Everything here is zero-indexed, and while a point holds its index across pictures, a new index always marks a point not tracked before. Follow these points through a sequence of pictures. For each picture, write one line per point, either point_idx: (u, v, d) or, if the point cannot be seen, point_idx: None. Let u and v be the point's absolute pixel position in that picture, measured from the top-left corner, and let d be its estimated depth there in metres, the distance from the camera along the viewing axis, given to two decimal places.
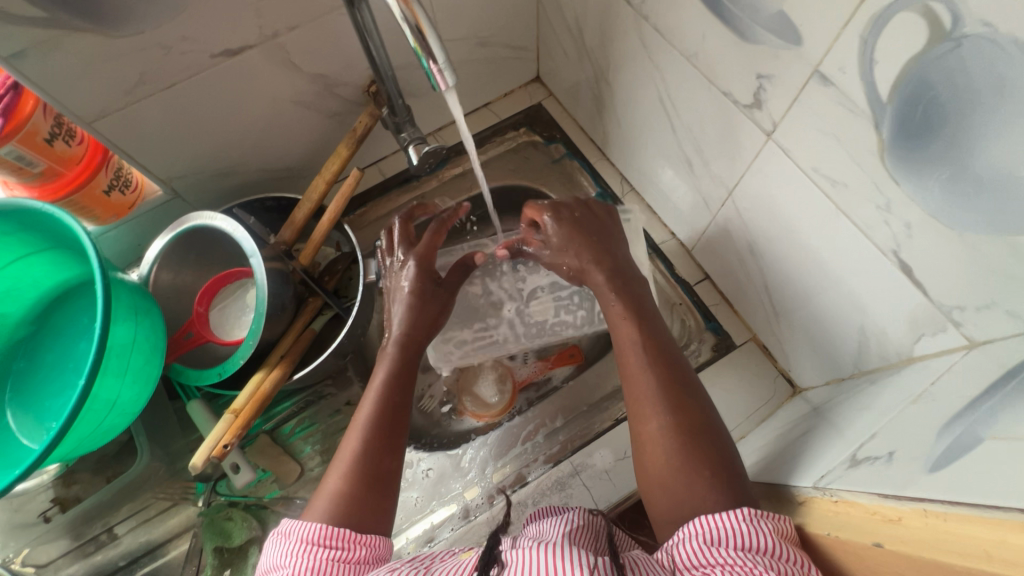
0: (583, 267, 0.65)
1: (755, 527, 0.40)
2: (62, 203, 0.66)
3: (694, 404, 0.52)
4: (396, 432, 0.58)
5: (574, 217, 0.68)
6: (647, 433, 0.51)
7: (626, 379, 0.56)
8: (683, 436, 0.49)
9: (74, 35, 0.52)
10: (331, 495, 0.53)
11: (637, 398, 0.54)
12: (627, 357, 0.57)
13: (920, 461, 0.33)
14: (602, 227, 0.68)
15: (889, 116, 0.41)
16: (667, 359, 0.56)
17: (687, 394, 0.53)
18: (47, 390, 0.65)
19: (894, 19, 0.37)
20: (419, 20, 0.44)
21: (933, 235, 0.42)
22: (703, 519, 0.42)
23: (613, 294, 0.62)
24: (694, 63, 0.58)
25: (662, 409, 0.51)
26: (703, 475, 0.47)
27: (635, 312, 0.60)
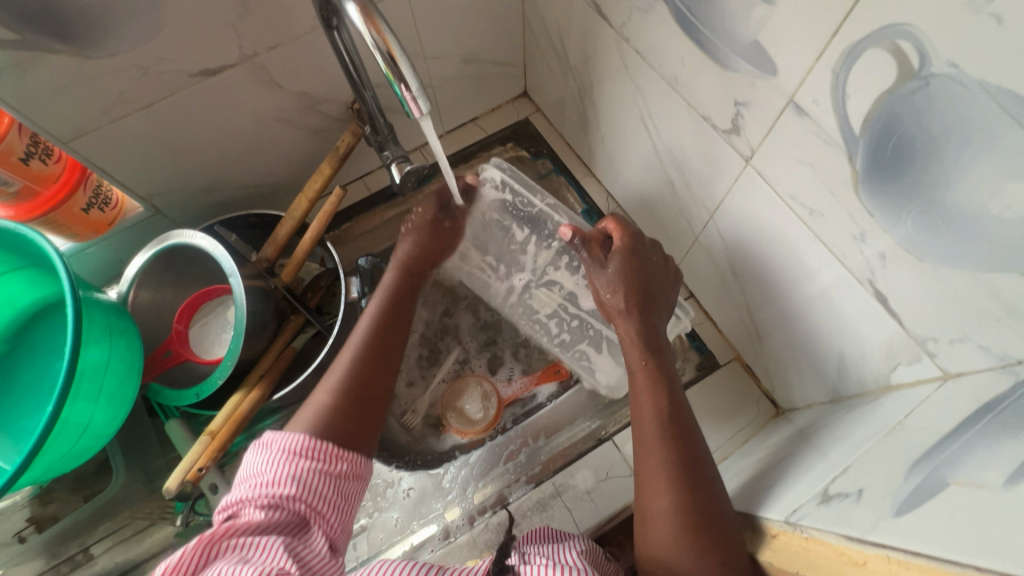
0: (625, 310, 0.60)
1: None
2: (38, 221, 0.65)
3: (707, 484, 0.48)
4: (389, 357, 0.61)
5: (640, 261, 0.62)
6: (655, 508, 0.48)
7: (641, 446, 0.52)
8: (693, 518, 0.46)
9: (48, 57, 0.51)
10: (316, 407, 0.54)
11: (649, 467, 0.50)
12: (642, 424, 0.53)
13: (887, 504, 0.33)
14: (659, 283, 0.62)
15: (862, 148, 0.41)
16: (683, 433, 0.52)
17: (701, 471, 0.49)
18: (21, 410, 0.64)
19: (864, 55, 0.37)
20: (391, 46, 0.44)
21: (907, 267, 0.42)
22: None
23: (638, 351, 0.58)
24: (675, 86, 0.58)
25: (676, 486, 0.48)
26: (713, 562, 0.43)
27: (656, 379, 0.56)
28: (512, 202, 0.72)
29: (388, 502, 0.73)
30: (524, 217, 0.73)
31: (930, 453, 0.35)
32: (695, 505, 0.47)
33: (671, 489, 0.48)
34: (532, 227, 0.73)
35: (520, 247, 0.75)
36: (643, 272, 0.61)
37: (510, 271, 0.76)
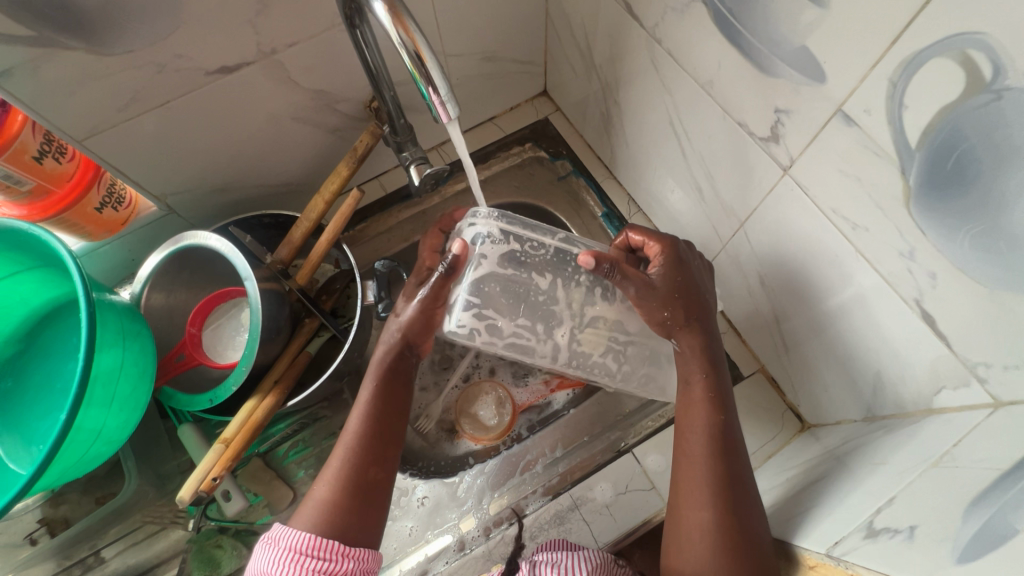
0: (684, 324, 0.58)
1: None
2: (51, 221, 0.64)
3: (747, 505, 0.49)
4: (391, 431, 0.58)
5: (689, 269, 0.60)
6: (691, 520, 0.49)
7: (679, 458, 0.53)
8: (728, 536, 0.47)
9: (64, 53, 0.50)
10: (318, 504, 0.52)
11: (685, 481, 0.52)
12: (688, 435, 0.54)
13: (946, 547, 0.32)
14: (707, 286, 0.61)
15: (918, 163, 0.38)
16: (729, 448, 0.52)
17: (743, 490, 0.50)
18: (33, 412, 0.63)
19: (928, 64, 0.35)
20: (419, 46, 0.42)
21: (960, 288, 0.40)
22: None
23: (698, 368, 0.57)
24: (709, 91, 0.56)
25: (713, 501, 0.49)
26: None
27: (709, 392, 0.56)
28: (520, 251, 0.64)
29: (402, 511, 0.72)
30: (543, 261, 0.64)
31: (990, 489, 0.33)
32: (732, 523, 0.48)
33: (711, 504, 0.49)
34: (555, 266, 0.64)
35: (547, 297, 0.64)
36: (690, 275, 0.59)
37: (550, 328, 0.64)
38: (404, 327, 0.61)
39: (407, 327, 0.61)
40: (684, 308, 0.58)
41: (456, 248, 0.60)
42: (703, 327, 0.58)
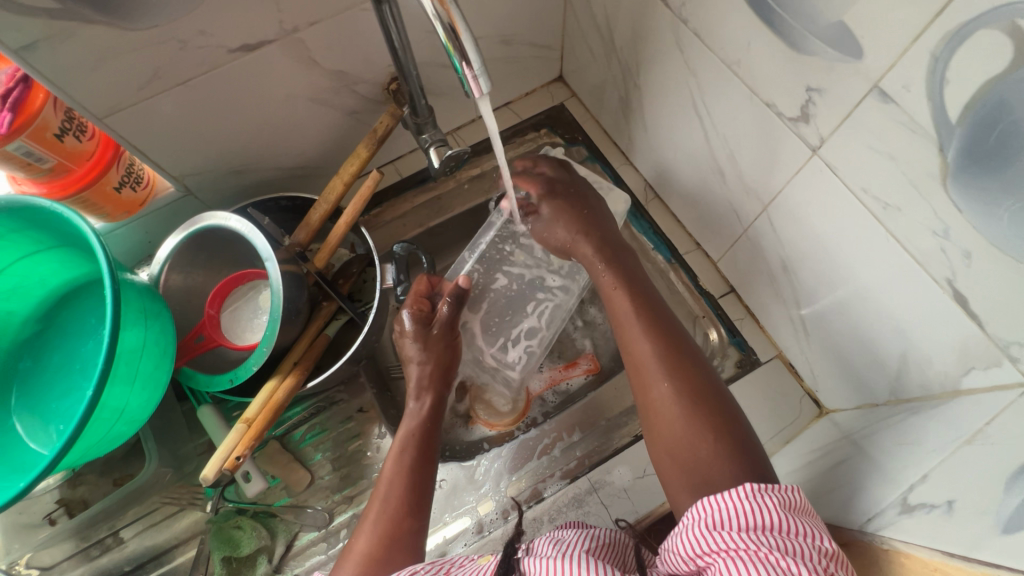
0: (574, 237, 0.68)
1: (759, 504, 0.41)
2: (71, 200, 0.64)
3: (693, 368, 0.54)
4: (425, 476, 0.57)
5: (566, 192, 0.71)
6: (655, 398, 0.53)
7: (625, 345, 0.59)
8: (687, 403, 0.52)
9: (88, 27, 0.49)
10: (359, 557, 0.51)
11: (639, 365, 0.56)
12: (625, 323, 0.60)
13: (990, 520, 0.32)
14: (593, 201, 0.72)
15: (958, 138, 0.38)
16: (660, 324, 0.59)
17: (684, 357, 0.55)
18: (52, 392, 0.63)
19: (974, 37, 0.34)
20: (454, 19, 0.41)
21: (996, 266, 0.40)
22: (704, 504, 0.42)
23: (603, 264, 0.66)
24: (736, 71, 0.55)
25: (664, 373, 0.54)
26: (707, 441, 0.49)
27: (625, 279, 0.64)
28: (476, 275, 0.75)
29: None
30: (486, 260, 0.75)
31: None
32: (688, 387, 0.53)
33: (665, 375, 0.54)
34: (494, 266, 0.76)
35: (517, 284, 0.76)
36: (570, 198, 0.71)
37: (546, 286, 0.76)
38: (433, 373, 0.65)
39: (432, 377, 0.65)
40: (572, 228, 0.69)
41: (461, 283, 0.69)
42: (594, 235, 0.68)
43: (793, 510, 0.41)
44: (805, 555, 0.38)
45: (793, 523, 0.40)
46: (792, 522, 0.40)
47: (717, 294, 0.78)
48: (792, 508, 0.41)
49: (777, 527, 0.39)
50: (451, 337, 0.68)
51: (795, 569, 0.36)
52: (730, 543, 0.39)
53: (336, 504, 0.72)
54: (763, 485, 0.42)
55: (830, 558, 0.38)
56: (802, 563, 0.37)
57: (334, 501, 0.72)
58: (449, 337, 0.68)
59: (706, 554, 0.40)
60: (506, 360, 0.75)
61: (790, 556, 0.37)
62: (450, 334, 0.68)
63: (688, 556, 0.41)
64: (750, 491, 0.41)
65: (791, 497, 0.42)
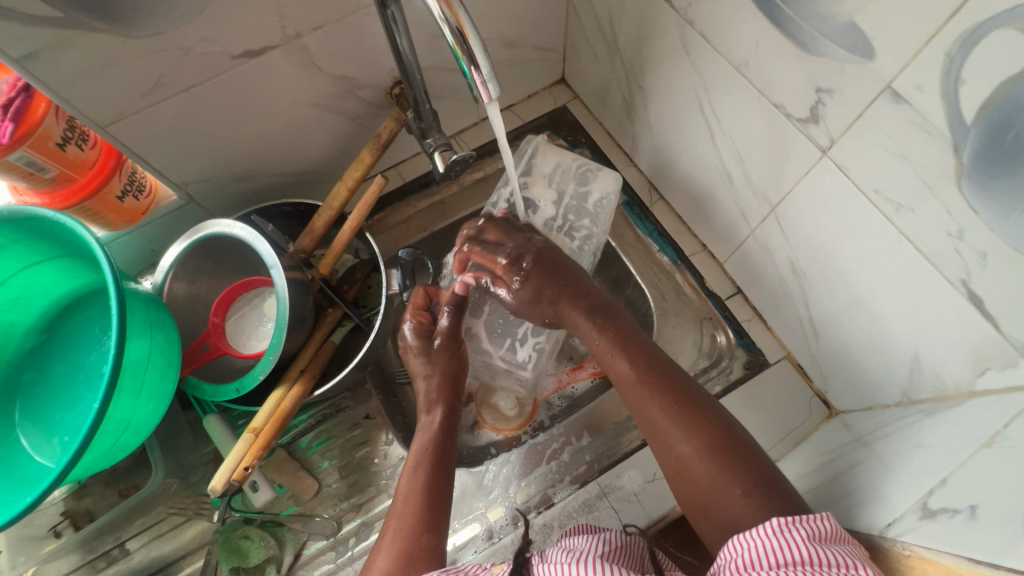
0: (559, 311, 0.67)
1: (788, 538, 0.40)
2: (73, 210, 0.63)
3: (706, 419, 0.53)
4: (441, 492, 0.56)
5: (535, 270, 0.67)
6: (677, 458, 0.53)
7: (633, 406, 0.58)
8: (709, 459, 0.51)
9: (90, 35, 0.49)
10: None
11: (654, 427, 0.55)
12: (630, 385, 0.58)
13: (1016, 524, 0.32)
14: (569, 266, 0.68)
15: (973, 139, 0.38)
16: (665, 379, 0.57)
17: (696, 410, 0.54)
18: (56, 404, 0.62)
19: (990, 36, 0.34)
20: (462, 23, 0.41)
21: (1011, 267, 0.40)
22: (735, 545, 0.43)
23: (597, 331, 0.64)
24: (744, 72, 0.55)
25: (681, 433, 0.53)
26: (736, 496, 0.48)
27: (621, 341, 0.62)
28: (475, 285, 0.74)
29: None
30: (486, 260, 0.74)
31: None
32: (708, 441, 0.52)
33: (683, 435, 0.53)
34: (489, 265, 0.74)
35: None
36: (541, 262, 0.68)
37: None
38: (439, 385, 0.65)
39: (440, 389, 0.65)
40: (556, 302, 0.67)
41: (460, 290, 0.68)
42: (583, 300, 0.66)
43: (828, 543, 0.40)
44: None
45: (823, 553, 0.39)
46: (822, 551, 0.39)
47: (724, 296, 0.78)
48: (824, 539, 0.40)
49: (808, 559, 0.39)
50: (456, 350, 0.68)
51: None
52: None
53: (344, 512, 0.71)
54: (793, 517, 0.42)
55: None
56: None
57: (342, 509, 0.71)
58: (452, 350, 0.67)
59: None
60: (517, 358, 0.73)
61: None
62: (453, 345, 0.67)
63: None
64: (777, 526, 0.41)
65: (821, 527, 0.41)
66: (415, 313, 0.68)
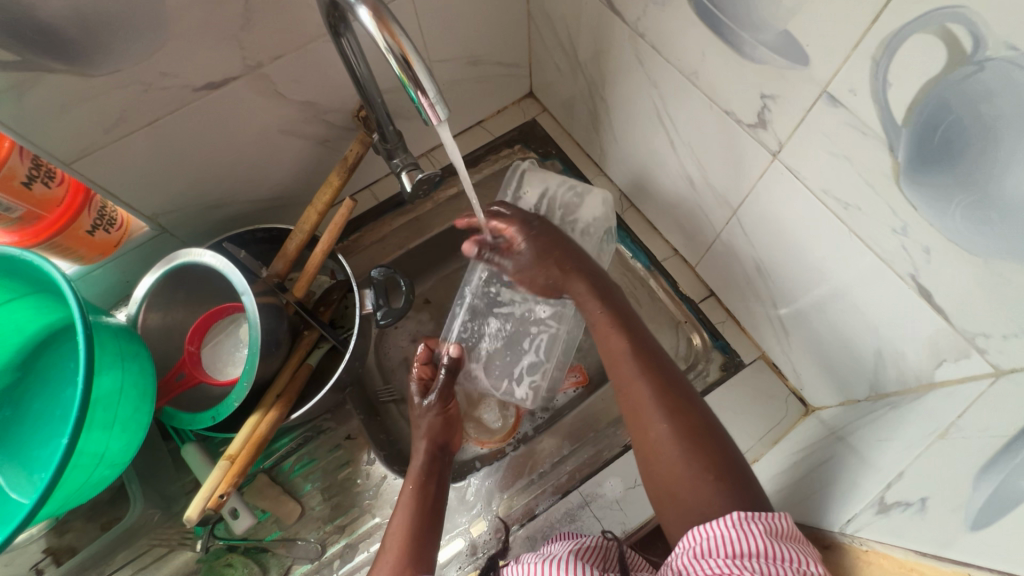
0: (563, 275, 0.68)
1: (746, 531, 0.42)
2: (43, 247, 0.64)
3: (689, 409, 0.55)
4: (432, 522, 0.58)
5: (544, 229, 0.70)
6: (651, 439, 0.54)
7: (621, 384, 0.59)
8: (685, 443, 0.52)
9: (50, 76, 0.50)
10: None
11: (636, 406, 0.57)
12: (622, 364, 0.59)
13: (960, 515, 0.33)
14: (565, 233, 0.72)
15: (906, 138, 0.39)
16: (657, 364, 0.59)
17: (677, 396, 0.56)
18: (31, 441, 0.62)
19: (909, 40, 0.35)
20: (406, 50, 0.42)
21: (954, 259, 0.40)
22: (695, 533, 0.45)
23: (597, 302, 0.65)
24: (695, 81, 0.56)
25: (659, 416, 0.55)
26: (708, 482, 0.49)
27: (619, 320, 0.63)
28: (469, 336, 0.78)
29: None
30: (480, 306, 0.78)
31: (1000, 453, 0.33)
32: (687, 427, 0.53)
33: (664, 417, 0.54)
34: (485, 314, 0.78)
35: (510, 325, 0.78)
36: (543, 232, 0.70)
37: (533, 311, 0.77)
38: (427, 433, 0.66)
39: (430, 433, 0.67)
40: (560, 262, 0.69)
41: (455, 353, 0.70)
42: (585, 269, 0.68)
43: (783, 540, 0.42)
44: None
45: (777, 547, 0.41)
46: (778, 546, 0.41)
47: (697, 299, 0.79)
48: (781, 536, 0.43)
49: (761, 553, 0.41)
50: (449, 410, 0.69)
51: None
52: (717, 567, 0.41)
53: (329, 535, 0.71)
54: (750, 512, 0.44)
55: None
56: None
57: (326, 531, 0.71)
58: (444, 408, 0.68)
59: None
60: (514, 391, 0.77)
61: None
62: (444, 406, 0.68)
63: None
64: (733, 522, 0.43)
65: (779, 525, 0.43)
66: (419, 367, 0.71)
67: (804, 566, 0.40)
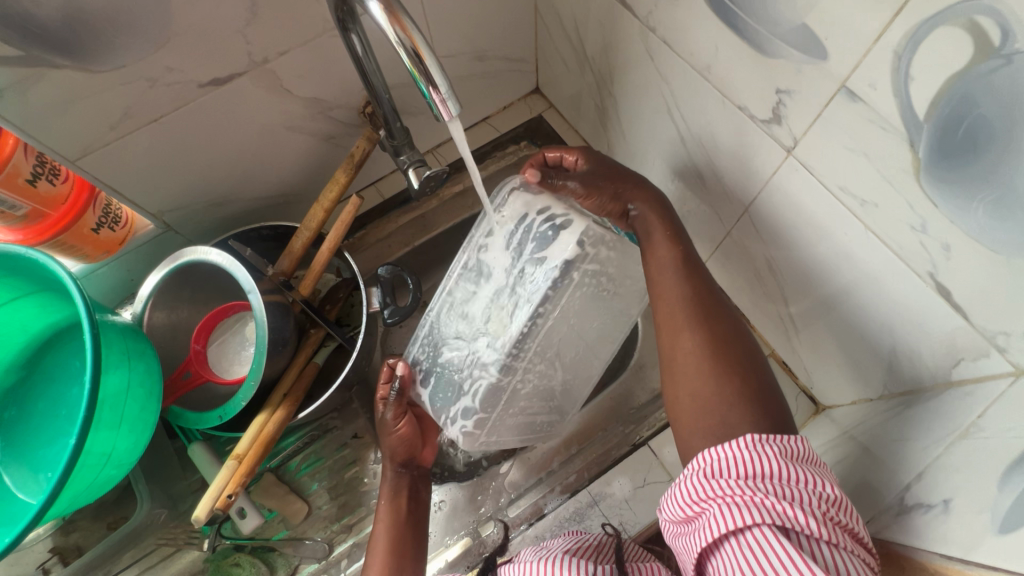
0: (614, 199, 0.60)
1: (759, 453, 0.41)
2: (48, 245, 0.63)
3: (723, 321, 0.54)
4: (413, 536, 0.60)
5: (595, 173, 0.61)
6: (681, 345, 0.53)
7: (656, 295, 0.57)
8: (716, 350, 0.52)
9: (53, 72, 0.49)
10: None
11: (669, 315, 0.55)
12: (663, 273, 0.57)
13: (986, 519, 0.35)
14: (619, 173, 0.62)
15: (927, 132, 0.38)
16: (699, 275, 0.57)
17: (715, 308, 0.55)
18: (37, 439, 0.62)
19: (934, 33, 0.35)
20: (417, 43, 0.42)
21: (975, 258, 0.40)
22: (705, 454, 0.43)
23: (655, 221, 0.59)
24: (707, 75, 0.56)
25: (694, 323, 0.54)
26: (734, 385, 0.50)
27: (667, 231, 0.58)
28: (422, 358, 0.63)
29: None
30: (428, 331, 0.62)
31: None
32: (718, 337, 0.53)
33: (697, 325, 0.54)
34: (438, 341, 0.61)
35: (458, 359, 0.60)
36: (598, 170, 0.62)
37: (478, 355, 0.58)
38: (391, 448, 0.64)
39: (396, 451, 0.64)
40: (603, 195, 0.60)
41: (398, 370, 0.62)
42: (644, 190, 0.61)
43: (797, 462, 0.41)
44: (803, 502, 0.39)
45: (793, 470, 0.40)
46: (794, 470, 0.40)
47: None
48: (795, 457, 0.42)
49: (775, 475, 0.40)
50: (403, 429, 0.64)
51: (792, 513, 0.38)
52: (727, 490, 0.41)
53: (336, 534, 0.71)
54: (763, 434, 0.43)
55: (832, 503, 0.39)
56: (800, 508, 0.38)
57: (333, 531, 0.71)
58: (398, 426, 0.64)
59: (701, 501, 0.42)
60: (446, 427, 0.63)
61: (787, 502, 0.39)
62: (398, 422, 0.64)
63: (685, 501, 0.43)
64: (749, 442, 0.42)
65: (794, 447, 0.42)
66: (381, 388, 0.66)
67: (816, 485, 0.40)
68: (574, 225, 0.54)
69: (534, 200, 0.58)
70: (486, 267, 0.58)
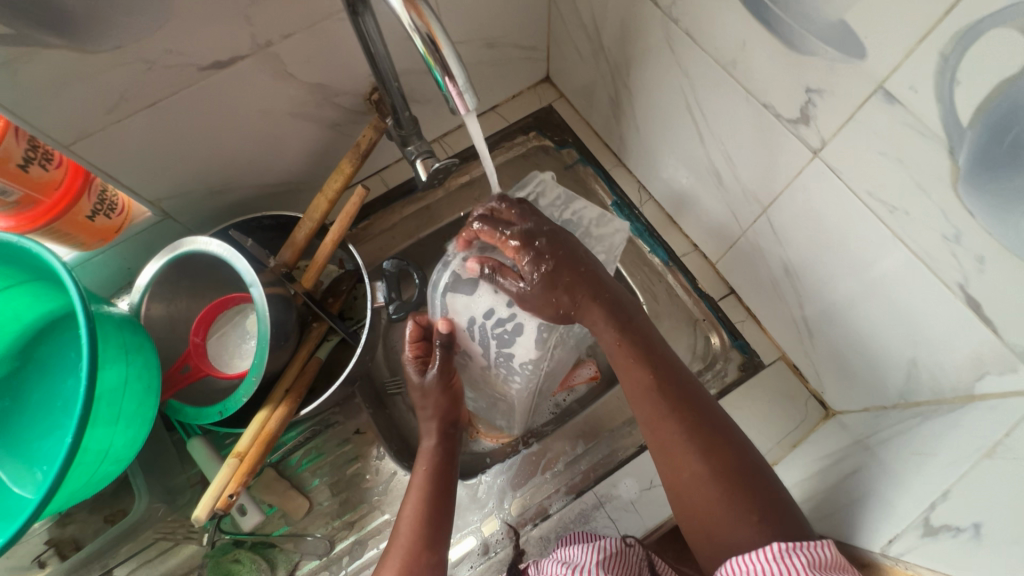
0: (577, 303, 0.58)
1: (786, 564, 0.42)
2: (41, 232, 0.61)
3: (724, 447, 0.51)
4: (445, 514, 0.56)
5: (556, 256, 0.57)
6: (685, 483, 0.51)
7: (645, 416, 0.55)
8: (723, 485, 0.49)
9: (46, 52, 0.46)
10: None
11: (662, 442, 0.53)
12: (647, 396, 0.55)
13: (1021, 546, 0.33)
14: (576, 244, 0.59)
15: (970, 141, 0.36)
16: (681, 390, 0.54)
17: (711, 433, 0.52)
18: (31, 433, 0.60)
19: (986, 35, 0.33)
20: (434, 31, 0.39)
21: (1012, 271, 0.38)
22: (733, 564, 0.44)
23: (608, 324, 0.58)
24: (732, 71, 0.53)
25: (694, 457, 0.51)
26: (752, 524, 0.47)
27: (642, 352, 0.57)
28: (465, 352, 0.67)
29: None
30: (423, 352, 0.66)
31: None
32: (722, 470, 0.50)
33: (698, 457, 0.51)
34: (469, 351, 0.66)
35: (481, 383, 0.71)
36: (556, 241, 0.58)
37: (489, 392, 0.72)
38: (435, 415, 0.63)
39: (436, 415, 0.63)
40: (573, 290, 0.57)
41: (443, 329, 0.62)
42: (604, 296, 0.58)
43: (826, 573, 0.41)
44: None
45: None
46: None
47: (716, 297, 0.77)
48: (824, 568, 0.41)
49: None
50: (453, 384, 0.64)
51: None
52: None
53: (337, 530, 0.70)
54: (792, 544, 0.43)
55: None
56: None
57: (334, 527, 0.70)
58: (446, 385, 0.63)
59: None
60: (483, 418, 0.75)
61: None
62: (447, 382, 0.63)
63: None
64: (774, 554, 0.43)
65: (822, 555, 0.42)
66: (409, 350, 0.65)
67: None
68: (528, 326, 0.62)
69: (474, 301, 0.62)
70: (469, 349, 0.66)
